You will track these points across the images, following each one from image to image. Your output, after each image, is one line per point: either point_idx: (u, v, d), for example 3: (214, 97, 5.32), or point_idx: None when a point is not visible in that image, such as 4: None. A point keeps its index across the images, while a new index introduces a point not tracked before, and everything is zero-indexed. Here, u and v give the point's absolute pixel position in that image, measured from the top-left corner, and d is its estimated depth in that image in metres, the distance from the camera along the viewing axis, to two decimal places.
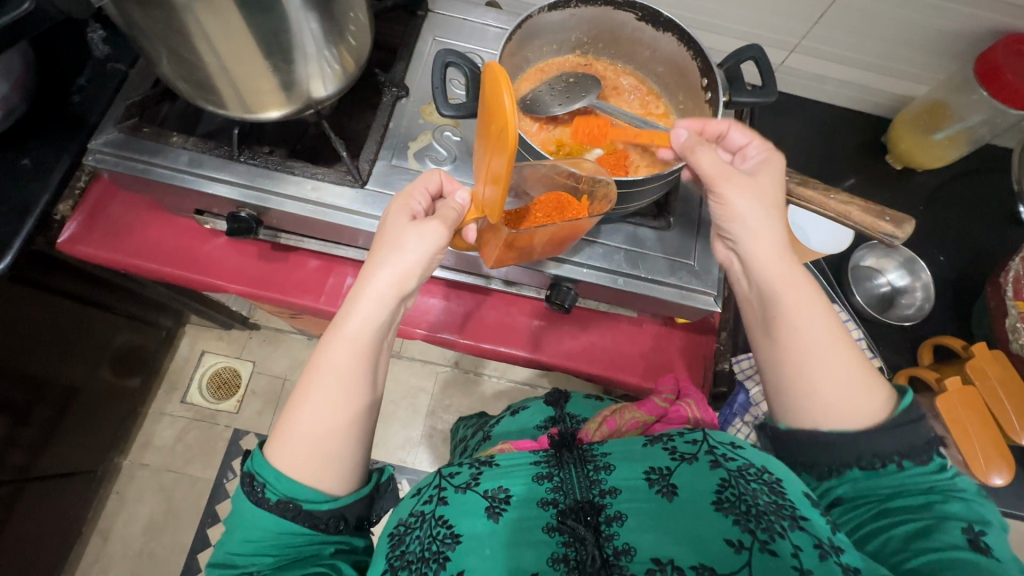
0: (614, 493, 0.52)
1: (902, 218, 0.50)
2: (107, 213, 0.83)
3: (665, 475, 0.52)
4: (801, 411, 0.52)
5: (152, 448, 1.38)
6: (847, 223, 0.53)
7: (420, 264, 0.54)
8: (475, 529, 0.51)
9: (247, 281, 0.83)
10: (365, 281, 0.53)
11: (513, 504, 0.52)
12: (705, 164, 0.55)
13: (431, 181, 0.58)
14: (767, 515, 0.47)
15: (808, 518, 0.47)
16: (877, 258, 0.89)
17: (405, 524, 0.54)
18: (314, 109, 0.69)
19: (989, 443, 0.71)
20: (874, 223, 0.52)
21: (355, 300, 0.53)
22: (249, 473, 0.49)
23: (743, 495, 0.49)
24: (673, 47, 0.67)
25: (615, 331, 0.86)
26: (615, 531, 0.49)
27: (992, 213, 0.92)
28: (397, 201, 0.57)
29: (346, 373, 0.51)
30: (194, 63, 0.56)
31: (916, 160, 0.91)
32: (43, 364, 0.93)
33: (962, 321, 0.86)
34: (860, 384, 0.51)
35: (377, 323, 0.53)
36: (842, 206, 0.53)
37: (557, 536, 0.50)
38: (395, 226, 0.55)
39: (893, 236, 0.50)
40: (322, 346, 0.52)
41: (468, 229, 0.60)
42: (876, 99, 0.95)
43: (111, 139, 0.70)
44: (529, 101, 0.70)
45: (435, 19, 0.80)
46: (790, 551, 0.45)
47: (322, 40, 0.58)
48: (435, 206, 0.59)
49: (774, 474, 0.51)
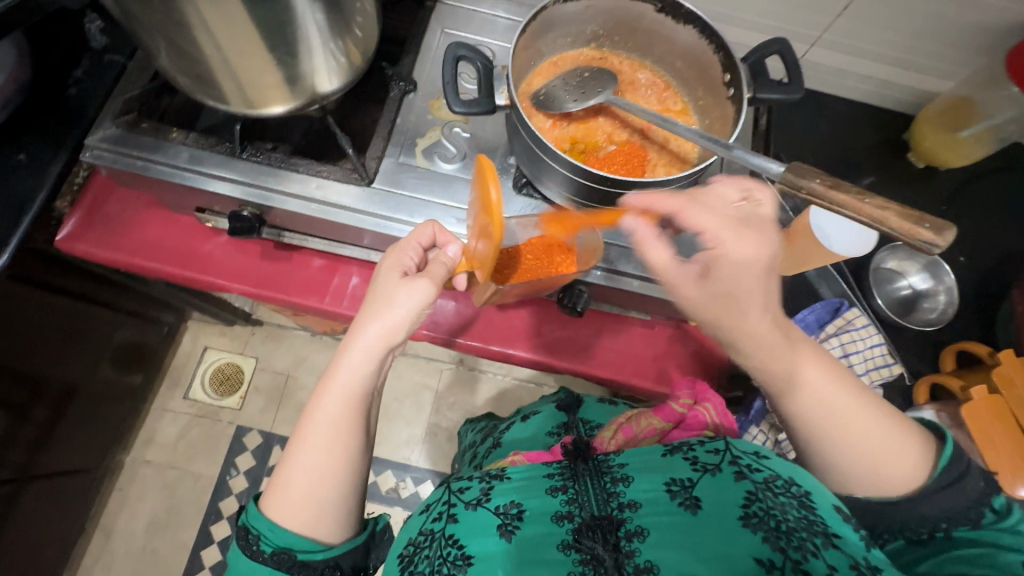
0: (633, 507, 0.50)
1: (941, 222, 0.46)
2: (105, 211, 0.81)
3: (688, 486, 0.50)
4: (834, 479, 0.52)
5: (155, 445, 1.37)
6: (881, 228, 0.47)
7: (408, 322, 0.53)
8: (487, 549, 0.49)
9: (250, 281, 0.81)
10: (353, 334, 0.52)
11: (527, 520, 0.50)
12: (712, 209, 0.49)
13: (423, 235, 0.58)
14: (799, 532, 0.45)
15: (841, 536, 0.45)
16: (899, 261, 0.87)
17: (414, 544, 0.53)
18: (319, 104, 0.67)
19: (1016, 455, 0.68)
20: (914, 228, 0.46)
21: (344, 353, 0.52)
22: (244, 526, 0.50)
23: (773, 510, 0.46)
24: (694, 41, 0.64)
25: (627, 333, 0.84)
26: (636, 548, 0.47)
27: (1017, 214, 0.89)
28: (390, 257, 0.56)
29: (337, 425, 0.50)
30: (194, 56, 0.53)
31: (939, 159, 0.88)
32: (44, 362, 0.91)
33: (985, 326, 0.84)
34: (892, 445, 0.49)
35: (367, 377, 0.52)
36: (879, 210, 0.47)
37: (574, 554, 0.47)
38: (386, 283, 0.54)
39: (935, 245, 0.46)
40: (315, 396, 0.51)
41: (460, 279, 0.63)
42: (898, 95, 0.92)
43: (108, 135, 0.67)
44: (542, 97, 0.67)
45: (444, 9, 0.77)
46: (825, 570, 0.43)
47: (328, 32, 0.56)
48: (428, 257, 0.59)
49: (802, 486, 0.49)
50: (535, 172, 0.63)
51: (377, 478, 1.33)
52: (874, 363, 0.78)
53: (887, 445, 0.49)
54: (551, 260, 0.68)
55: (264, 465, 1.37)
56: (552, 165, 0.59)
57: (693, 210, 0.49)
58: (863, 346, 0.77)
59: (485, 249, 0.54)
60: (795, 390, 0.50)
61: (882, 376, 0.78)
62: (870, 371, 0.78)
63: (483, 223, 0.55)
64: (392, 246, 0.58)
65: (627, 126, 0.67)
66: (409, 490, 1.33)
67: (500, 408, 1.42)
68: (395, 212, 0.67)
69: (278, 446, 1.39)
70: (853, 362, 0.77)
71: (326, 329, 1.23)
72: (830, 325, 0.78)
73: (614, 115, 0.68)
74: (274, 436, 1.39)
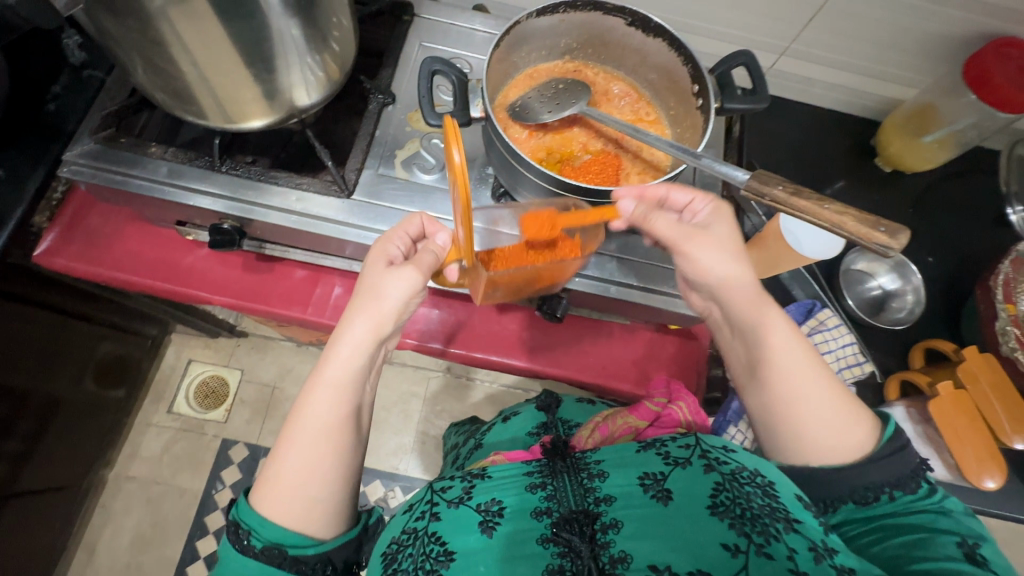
0: (609, 501, 0.51)
1: (896, 227, 0.48)
2: (86, 225, 0.81)
3: (660, 479, 0.51)
4: (792, 447, 0.54)
5: (139, 459, 1.35)
6: (840, 233, 0.50)
7: (393, 315, 0.54)
8: (469, 545, 0.50)
9: (232, 293, 0.81)
10: (342, 330, 0.53)
11: (507, 516, 0.51)
12: (663, 230, 0.57)
13: (411, 224, 0.58)
14: (762, 518, 0.47)
15: (802, 521, 0.47)
16: (869, 261, 0.88)
17: (397, 542, 0.53)
18: (298, 118, 0.68)
19: (982, 447, 0.71)
20: (870, 232, 0.49)
21: (333, 348, 0.52)
22: (234, 520, 0.50)
23: (738, 499, 0.48)
24: (663, 53, 0.66)
25: (608, 338, 0.85)
26: (611, 539, 0.48)
27: (980, 215, 0.93)
28: (376, 247, 0.56)
29: (322, 421, 0.51)
30: (170, 72, 0.54)
31: (905, 163, 0.91)
32: (24, 377, 0.90)
33: (952, 323, 0.87)
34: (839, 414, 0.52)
35: (359, 370, 0.52)
36: (838, 215, 0.50)
37: (552, 547, 0.48)
38: (373, 272, 0.54)
39: (888, 248, 0.48)
40: (305, 393, 0.52)
41: (448, 269, 0.60)
42: (866, 102, 0.95)
43: (86, 150, 0.67)
44: (517, 108, 0.69)
45: (422, 23, 0.79)
46: (787, 553, 0.45)
47: (304, 47, 0.57)
48: (417, 248, 0.59)
49: (767, 476, 0.50)
50: (510, 182, 0.65)
51: (365, 488, 1.32)
52: (846, 361, 0.80)
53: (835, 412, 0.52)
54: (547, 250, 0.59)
55: (251, 478, 1.36)
56: (526, 173, 0.60)
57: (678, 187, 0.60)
58: (835, 345, 0.79)
59: (464, 232, 0.53)
60: (786, 363, 0.53)
61: (854, 374, 0.80)
62: (842, 370, 0.80)
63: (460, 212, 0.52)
64: (381, 237, 0.58)
65: (601, 136, 0.69)
66: (397, 500, 1.33)
67: (487, 414, 1.43)
68: (374, 222, 0.68)
69: (264, 458, 1.38)
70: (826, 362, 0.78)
71: (312, 339, 1.23)
72: (803, 326, 0.80)
73: (590, 125, 0.69)
74: (261, 448, 1.38)
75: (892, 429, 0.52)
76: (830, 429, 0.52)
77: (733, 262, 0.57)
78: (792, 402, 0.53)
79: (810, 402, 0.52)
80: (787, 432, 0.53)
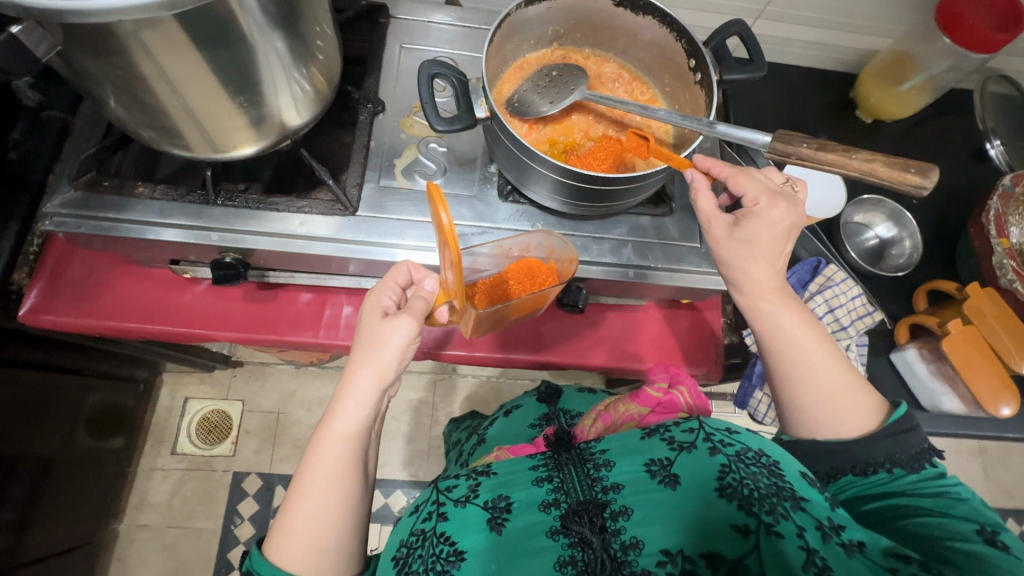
0: (617, 488, 0.51)
1: (925, 165, 0.49)
2: (70, 276, 0.76)
3: (666, 465, 0.51)
4: (795, 422, 0.54)
5: (148, 506, 1.30)
6: (871, 180, 0.51)
7: (396, 362, 0.53)
8: (479, 544, 0.50)
9: (237, 326, 0.78)
10: (344, 385, 0.52)
11: (515, 511, 0.51)
12: (703, 205, 0.55)
13: (399, 273, 0.58)
14: (769, 497, 0.47)
15: (808, 500, 0.47)
16: (864, 213, 0.90)
17: (407, 545, 0.52)
18: (290, 139, 0.65)
19: (994, 379, 0.74)
20: (902, 175, 0.50)
21: (339, 402, 0.52)
22: (249, 571, 0.50)
23: (745, 479, 0.48)
24: (655, 31, 0.65)
25: (622, 321, 0.85)
26: (622, 526, 0.48)
27: (959, 154, 0.96)
28: (369, 299, 0.56)
29: (335, 469, 0.50)
30: (153, 107, 0.51)
31: (885, 112, 0.93)
32: (9, 441, 0.85)
33: (947, 263, 0.90)
34: (846, 391, 0.52)
35: (364, 424, 0.52)
36: (867, 163, 0.50)
37: (563, 539, 0.48)
38: (368, 325, 0.54)
39: (922, 188, 0.49)
40: (312, 444, 0.51)
41: (439, 312, 0.60)
42: (840, 56, 0.97)
43: (67, 199, 0.63)
44: (516, 103, 0.68)
45: (399, 24, 0.76)
46: (796, 531, 0.45)
47: (290, 62, 0.54)
48: (407, 295, 0.58)
49: (771, 456, 0.51)
50: (519, 176, 0.64)
51: (388, 500, 1.31)
52: (857, 313, 0.81)
53: (843, 392, 0.52)
54: (530, 285, 0.66)
55: (269, 508, 1.33)
56: (538, 167, 0.59)
57: (743, 176, 0.55)
58: (845, 299, 0.80)
59: (454, 275, 0.52)
60: (785, 342, 0.53)
61: (867, 324, 0.82)
62: (855, 322, 0.81)
63: (446, 254, 0.52)
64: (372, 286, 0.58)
65: (601, 120, 0.68)
66: None
67: None
68: (383, 236, 0.66)
69: (280, 486, 1.35)
70: (839, 316, 0.80)
71: (314, 360, 1.20)
72: (812, 284, 0.82)
73: (588, 110, 0.69)
74: (274, 476, 1.35)
75: (902, 412, 0.51)
76: (837, 406, 0.52)
77: (768, 244, 0.53)
78: (785, 378, 0.53)
79: (808, 380, 0.52)
80: (788, 407, 0.54)
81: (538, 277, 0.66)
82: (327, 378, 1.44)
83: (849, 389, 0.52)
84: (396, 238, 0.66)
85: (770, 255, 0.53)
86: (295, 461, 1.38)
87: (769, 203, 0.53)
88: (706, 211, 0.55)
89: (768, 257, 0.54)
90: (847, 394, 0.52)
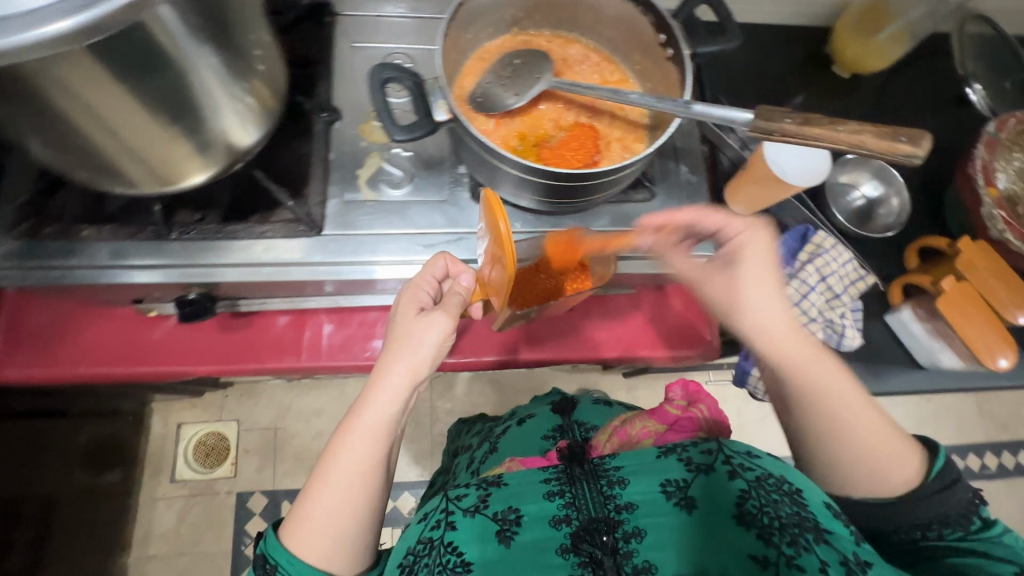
0: (630, 508, 0.49)
1: (916, 133, 0.47)
2: (30, 327, 0.72)
3: (682, 486, 0.50)
4: (828, 479, 0.52)
5: (156, 536, 1.27)
6: (860, 152, 0.48)
7: (435, 357, 0.52)
8: (486, 556, 0.49)
9: (216, 359, 0.75)
10: (377, 376, 0.51)
11: (525, 525, 0.49)
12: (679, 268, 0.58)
13: (436, 266, 0.56)
14: (790, 527, 0.46)
15: (832, 532, 0.46)
16: (849, 174, 0.89)
17: (413, 553, 0.51)
18: (242, 161, 0.60)
19: (991, 333, 0.73)
20: (891, 145, 0.47)
21: (372, 394, 0.50)
22: (262, 555, 0.49)
23: (765, 507, 0.47)
24: (619, 7, 0.61)
25: (622, 308, 0.83)
26: (634, 548, 0.47)
27: (939, 101, 0.94)
28: (407, 293, 0.55)
29: (361, 457, 0.49)
30: (80, 146, 0.46)
31: (861, 66, 0.90)
32: None
33: (935, 216, 0.88)
34: (878, 448, 0.49)
35: (395, 417, 0.50)
36: (855, 135, 0.47)
37: (573, 557, 0.47)
38: (404, 322, 0.52)
39: (914, 156, 0.47)
40: (340, 432, 0.50)
41: (475, 307, 0.61)
42: (811, 10, 0.93)
43: (8, 251, 0.59)
44: (479, 99, 0.64)
45: (347, 22, 0.71)
46: (818, 565, 0.44)
47: (228, 79, 0.49)
48: (444, 290, 0.57)
49: (793, 484, 0.49)
50: (488, 176, 0.60)
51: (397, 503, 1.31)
52: (850, 279, 0.80)
53: (877, 448, 0.49)
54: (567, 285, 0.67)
55: None
56: (505, 167, 0.55)
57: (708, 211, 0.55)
58: (837, 266, 0.79)
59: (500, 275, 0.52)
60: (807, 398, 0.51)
61: (859, 289, 0.80)
62: (848, 289, 0.80)
63: (494, 250, 0.52)
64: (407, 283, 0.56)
65: (571, 107, 0.65)
66: None
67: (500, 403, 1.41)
68: (355, 253, 0.62)
69: (286, 501, 1.33)
70: (831, 284, 0.78)
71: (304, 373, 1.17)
72: (802, 253, 0.80)
73: (557, 98, 0.65)
74: (280, 492, 1.33)
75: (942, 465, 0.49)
76: (870, 464, 0.49)
77: (755, 288, 0.53)
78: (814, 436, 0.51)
79: (842, 437, 0.50)
80: (819, 466, 0.52)
81: (574, 269, 0.67)
82: (320, 388, 1.42)
83: (882, 445, 0.49)
84: (371, 255, 0.62)
85: (757, 292, 0.53)
86: (299, 475, 1.35)
87: (748, 232, 0.54)
88: (684, 269, 0.58)
89: (754, 299, 0.52)
90: (880, 450, 0.49)
